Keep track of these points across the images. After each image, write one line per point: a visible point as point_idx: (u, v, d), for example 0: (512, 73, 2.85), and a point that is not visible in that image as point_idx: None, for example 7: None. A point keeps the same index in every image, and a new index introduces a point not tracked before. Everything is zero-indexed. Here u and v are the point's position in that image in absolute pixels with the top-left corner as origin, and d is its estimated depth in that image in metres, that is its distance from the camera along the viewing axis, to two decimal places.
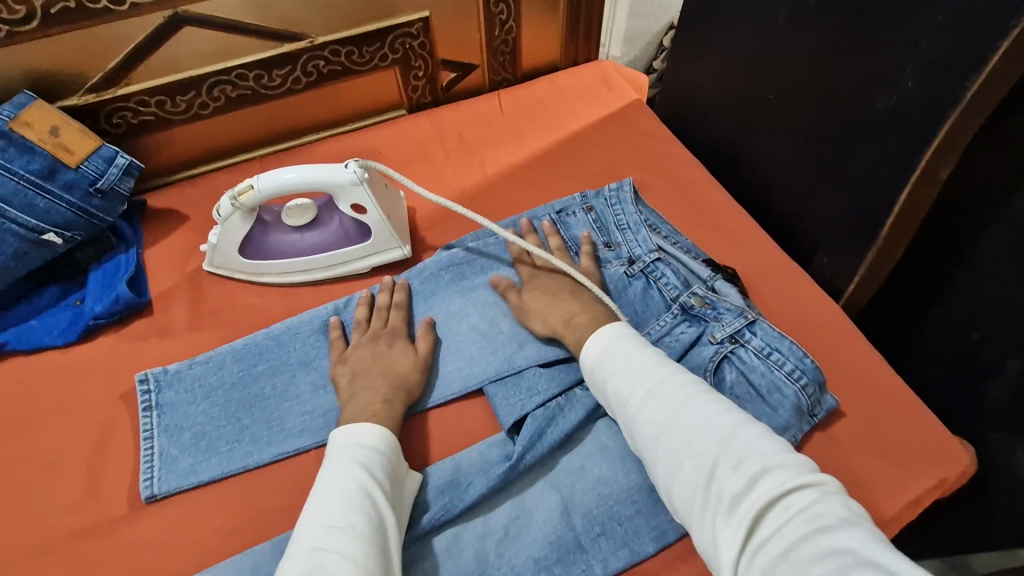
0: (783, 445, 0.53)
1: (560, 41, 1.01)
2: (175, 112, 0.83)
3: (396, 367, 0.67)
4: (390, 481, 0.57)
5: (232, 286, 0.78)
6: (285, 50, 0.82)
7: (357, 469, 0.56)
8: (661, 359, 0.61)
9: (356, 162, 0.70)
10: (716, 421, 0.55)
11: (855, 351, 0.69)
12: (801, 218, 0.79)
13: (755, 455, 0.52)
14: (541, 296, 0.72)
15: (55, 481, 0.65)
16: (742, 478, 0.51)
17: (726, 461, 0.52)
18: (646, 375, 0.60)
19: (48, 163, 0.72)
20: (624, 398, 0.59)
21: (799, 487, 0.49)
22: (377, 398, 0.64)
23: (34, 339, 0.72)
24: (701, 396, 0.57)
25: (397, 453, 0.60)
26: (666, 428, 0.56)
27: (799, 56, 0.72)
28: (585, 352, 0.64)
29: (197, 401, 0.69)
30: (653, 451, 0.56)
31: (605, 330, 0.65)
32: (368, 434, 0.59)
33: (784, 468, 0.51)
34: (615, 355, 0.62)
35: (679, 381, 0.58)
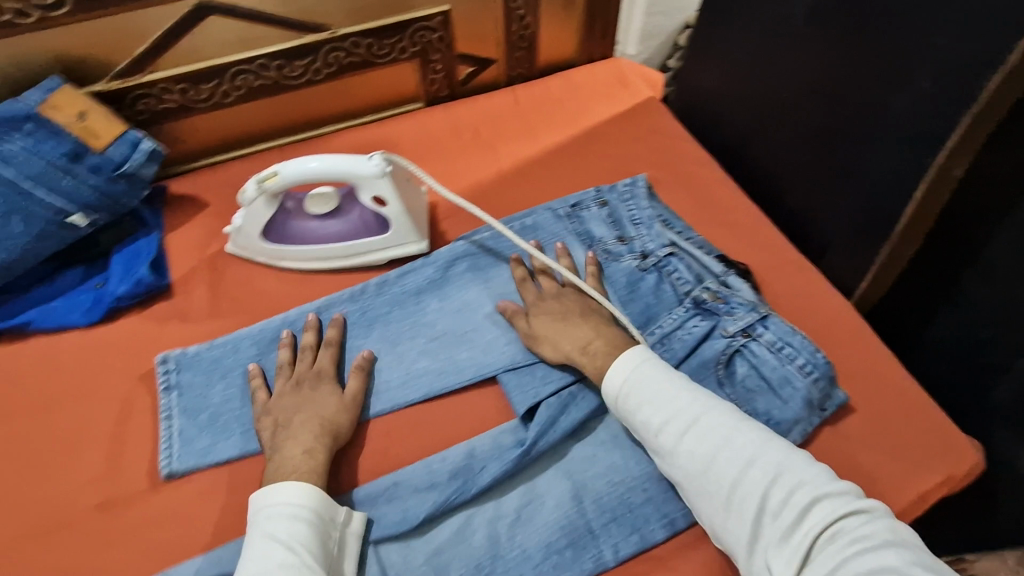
0: (824, 470, 0.55)
1: (576, 38, 1.02)
2: (199, 100, 0.84)
3: (320, 412, 0.64)
4: (319, 542, 0.55)
5: (250, 271, 0.80)
6: (307, 40, 0.84)
7: (279, 544, 0.54)
8: (692, 389, 0.61)
9: (380, 155, 0.71)
10: (758, 451, 0.56)
11: (867, 348, 0.70)
12: (813, 216, 0.80)
13: (802, 484, 0.53)
14: (551, 321, 0.70)
15: (78, 456, 0.66)
16: (793, 510, 0.52)
17: (774, 491, 0.53)
18: (681, 405, 0.59)
19: (75, 147, 0.73)
20: (658, 430, 0.59)
21: (850, 513, 0.52)
22: (299, 449, 0.61)
23: (57, 318, 0.74)
24: (740, 425, 0.58)
25: (326, 507, 0.58)
26: (708, 459, 0.57)
27: (815, 55, 0.73)
28: (610, 382, 0.63)
29: (214, 383, 0.70)
30: (695, 482, 0.57)
31: (628, 359, 0.63)
32: (290, 496, 0.56)
33: (833, 496, 0.53)
34: (643, 385, 0.61)
35: (715, 412, 0.59)
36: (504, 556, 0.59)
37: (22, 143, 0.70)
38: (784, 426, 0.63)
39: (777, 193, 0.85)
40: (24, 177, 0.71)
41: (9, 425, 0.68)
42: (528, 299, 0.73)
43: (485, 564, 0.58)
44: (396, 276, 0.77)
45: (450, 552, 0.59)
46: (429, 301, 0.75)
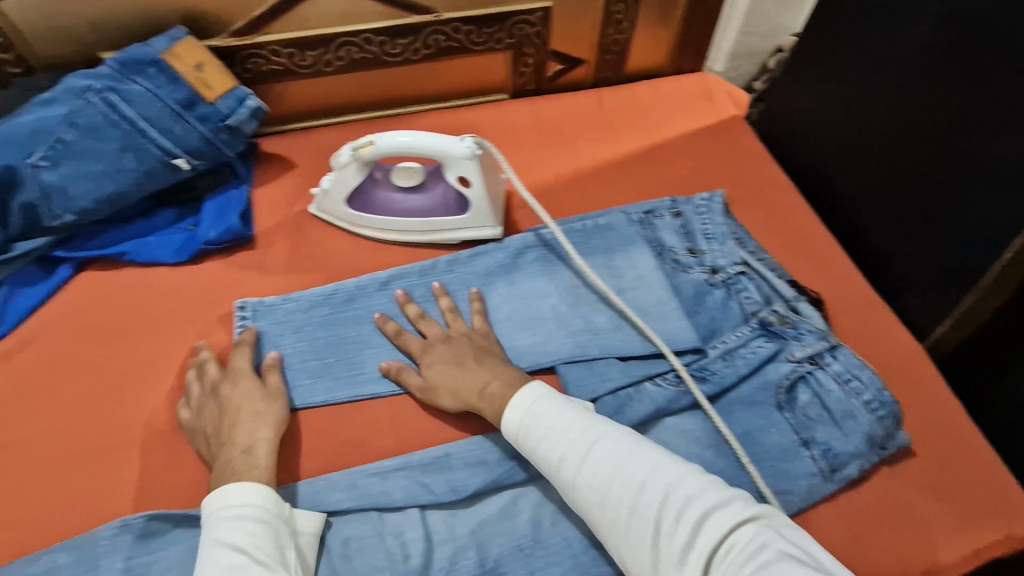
0: (716, 481, 0.53)
1: (668, 49, 1.02)
2: (303, 65, 0.88)
3: (245, 409, 0.64)
4: (272, 541, 0.54)
5: (329, 233, 0.83)
6: (412, 21, 0.87)
7: (227, 546, 0.52)
8: (582, 417, 0.59)
9: (472, 137, 0.74)
10: (652, 472, 0.54)
11: (933, 394, 0.69)
12: (892, 254, 0.78)
13: (694, 499, 0.52)
14: (444, 368, 0.67)
15: (156, 382, 0.70)
16: (687, 529, 0.50)
17: (669, 512, 0.51)
18: (576, 434, 0.58)
19: (190, 95, 0.78)
20: (557, 464, 0.57)
21: (740, 524, 0.50)
22: (237, 451, 0.60)
23: (149, 253, 0.79)
24: (633, 447, 0.56)
25: (273, 502, 0.57)
26: (606, 488, 0.54)
27: (918, 95, 0.72)
28: (507, 420, 0.61)
29: (286, 333, 0.73)
30: (597, 513, 0.54)
31: (521, 394, 0.62)
32: (234, 498, 0.55)
33: (723, 508, 0.51)
34: (538, 417, 0.60)
35: (609, 438, 0.57)
36: (545, 541, 0.60)
37: (145, 85, 0.76)
38: (842, 458, 0.62)
39: (854, 226, 0.83)
40: (142, 117, 0.75)
41: (98, 344, 0.73)
42: (412, 351, 0.70)
43: (525, 545, 0.59)
44: (467, 257, 0.79)
45: (492, 528, 0.60)
46: (497, 286, 0.77)
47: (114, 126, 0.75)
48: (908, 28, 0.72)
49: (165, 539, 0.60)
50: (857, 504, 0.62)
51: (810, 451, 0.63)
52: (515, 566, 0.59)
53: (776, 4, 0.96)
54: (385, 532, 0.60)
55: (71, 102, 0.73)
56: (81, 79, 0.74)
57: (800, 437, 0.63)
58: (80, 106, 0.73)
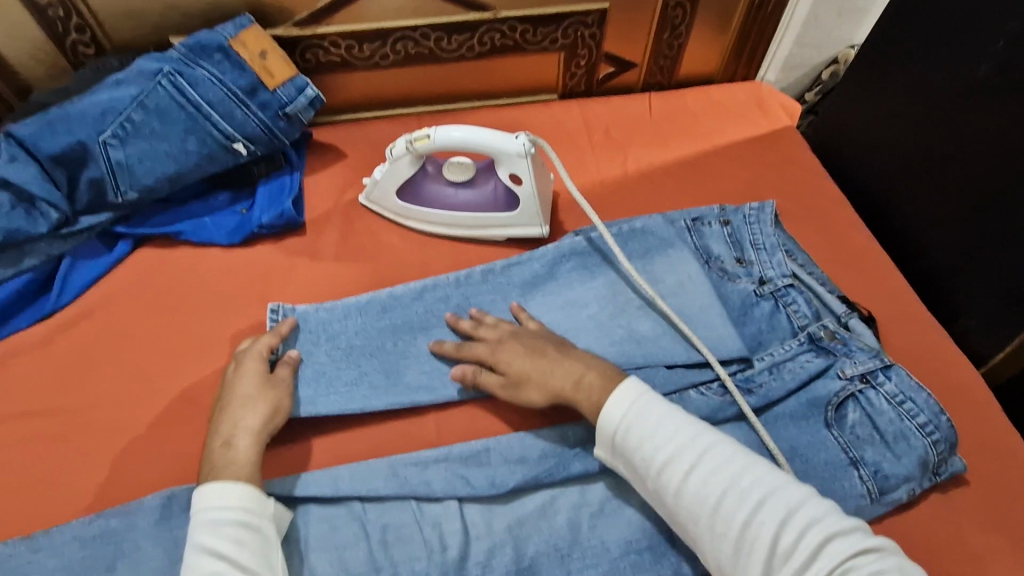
0: (834, 506, 0.53)
1: (721, 56, 1.01)
2: (360, 57, 0.89)
3: (239, 396, 0.63)
4: (251, 544, 0.54)
5: (379, 223, 0.84)
6: (469, 18, 0.87)
7: (205, 553, 0.53)
8: (691, 424, 0.59)
9: (527, 135, 0.74)
10: (766, 488, 0.54)
11: (988, 421, 0.67)
12: (952, 274, 0.76)
13: (815, 522, 0.51)
14: (526, 359, 0.67)
15: (207, 359, 0.72)
16: (805, 550, 0.50)
17: (786, 531, 0.51)
18: (684, 441, 0.57)
19: (252, 82, 0.80)
20: (661, 469, 0.57)
21: (861, 552, 0.49)
22: (217, 442, 0.60)
23: (205, 234, 0.81)
24: (745, 461, 0.56)
25: (252, 503, 0.56)
26: (716, 498, 0.54)
27: (992, 114, 0.69)
28: (607, 418, 0.61)
29: (320, 341, 0.71)
30: (701, 522, 0.54)
31: (625, 394, 0.61)
32: (214, 501, 0.55)
33: (844, 535, 0.50)
34: (644, 420, 0.59)
35: (720, 449, 0.57)
36: (583, 543, 0.60)
37: (211, 71, 0.78)
38: (892, 481, 0.61)
39: (910, 245, 0.81)
40: (206, 101, 0.78)
41: (154, 319, 0.75)
42: (484, 353, 0.68)
43: (563, 546, 0.59)
44: (502, 267, 0.77)
45: (531, 527, 0.61)
46: (533, 296, 0.77)
47: (180, 110, 0.77)
48: (984, 45, 0.69)
49: None
50: (905, 529, 0.61)
51: (858, 471, 0.61)
52: (551, 567, 0.59)
53: (836, 15, 0.95)
54: (423, 524, 0.60)
55: (141, 84, 0.76)
56: (151, 62, 0.77)
57: (849, 456, 0.62)
58: (149, 88, 0.76)
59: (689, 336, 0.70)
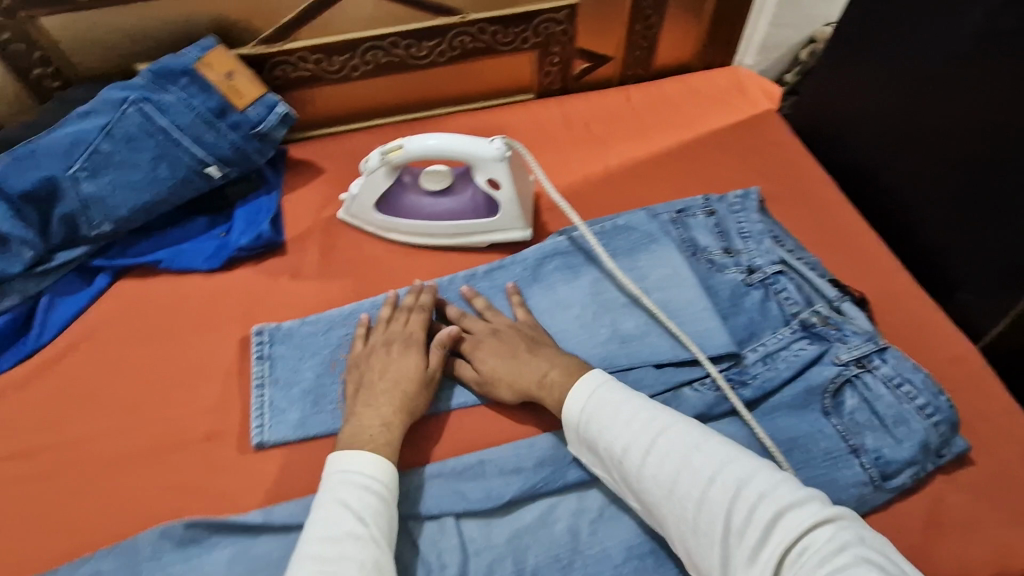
0: (791, 479, 0.50)
1: (697, 43, 1.00)
2: (331, 71, 0.88)
3: (401, 386, 0.65)
4: (386, 517, 0.56)
5: (361, 237, 0.83)
6: (438, 23, 0.86)
7: (347, 512, 0.54)
8: (647, 409, 0.58)
9: (502, 139, 0.73)
10: (720, 466, 0.52)
11: (989, 397, 0.65)
12: (945, 250, 0.74)
13: (766, 496, 0.49)
14: (500, 361, 0.67)
15: (191, 389, 0.71)
16: (756, 526, 0.48)
17: (739, 508, 0.49)
18: (639, 426, 0.57)
19: (220, 104, 0.78)
20: (621, 456, 0.56)
21: (815, 524, 0.46)
22: (377, 420, 0.62)
23: (183, 260, 0.79)
24: (699, 440, 0.55)
25: (392, 485, 0.58)
26: (672, 481, 0.53)
27: (977, 83, 0.68)
28: (569, 411, 0.61)
29: (305, 357, 0.72)
30: (664, 506, 0.53)
31: (583, 384, 0.61)
32: (365, 466, 0.58)
33: (797, 507, 0.48)
34: (601, 410, 0.59)
35: (674, 431, 0.56)
36: (584, 551, 0.58)
37: (178, 95, 0.77)
38: (895, 466, 0.59)
39: (900, 222, 0.80)
40: (175, 126, 0.76)
41: (136, 352, 0.74)
42: (464, 346, 0.69)
43: (564, 555, 0.58)
44: (485, 271, 0.77)
45: (531, 537, 0.59)
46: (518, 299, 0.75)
47: (149, 137, 0.76)
48: (962, 14, 0.68)
49: (204, 545, 0.60)
50: (911, 515, 0.59)
51: (860, 459, 0.60)
52: None
53: None
54: (421, 541, 0.59)
55: (108, 113, 0.75)
56: (117, 91, 0.76)
57: (849, 444, 0.61)
58: (116, 117, 0.75)
59: (675, 331, 0.69)
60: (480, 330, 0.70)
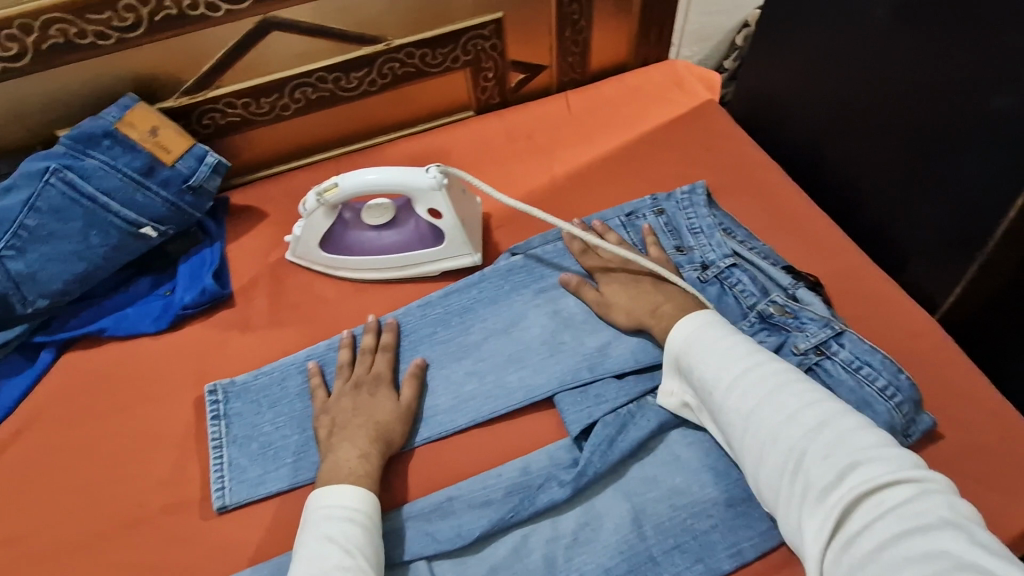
0: (879, 435, 0.50)
1: (631, 41, 0.99)
2: (260, 113, 0.86)
3: (375, 420, 0.64)
4: (373, 546, 0.55)
5: (310, 278, 0.81)
6: (364, 53, 0.85)
7: (334, 545, 0.54)
8: (748, 345, 0.59)
9: (437, 167, 0.72)
10: (807, 410, 0.53)
11: (952, 369, 0.65)
12: (891, 222, 0.73)
13: (848, 446, 0.50)
14: (624, 289, 0.70)
15: (146, 460, 0.68)
16: (833, 470, 0.49)
17: (817, 450, 0.50)
18: (734, 360, 0.58)
19: (148, 161, 0.76)
20: (709, 385, 0.58)
21: (897, 482, 0.47)
22: (353, 453, 0.61)
23: (129, 325, 0.77)
24: (791, 384, 0.55)
25: (376, 514, 0.58)
26: (754, 415, 0.55)
27: (895, 53, 0.67)
28: (670, 338, 0.63)
29: (262, 411, 0.70)
30: (740, 437, 0.55)
31: (690, 317, 0.63)
32: (347, 497, 0.57)
33: (879, 461, 0.48)
34: (699, 340, 0.61)
35: (769, 368, 0.57)
36: None
37: (101, 158, 0.74)
38: None
39: (846, 199, 0.79)
40: (102, 191, 0.74)
41: (86, 428, 0.71)
42: (595, 272, 0.73)
43: None
44: (439, 297, 0.76)
45: (506, 572, 0.58)
46: (475, 322, 0.74)
47: (76, 205, 0.74)
48: None
49: None
50: None
51: None
52: None
53: None
54: None
55: (28, 186, 0.72)
56: (38, 160, 0.73)
57: None
58: (38, 190, 0.72)
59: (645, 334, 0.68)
60: (598, 270, 0.73)
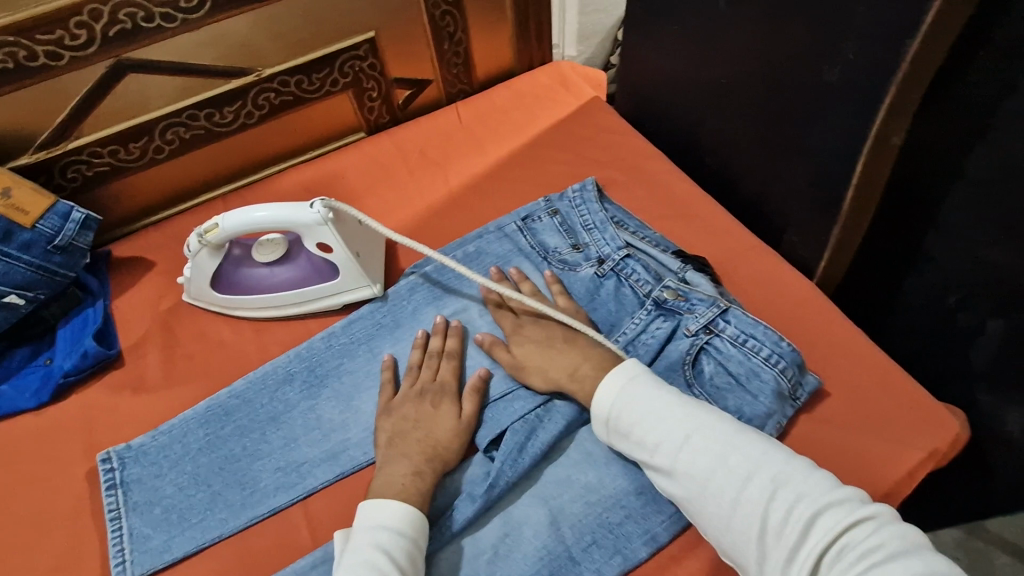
0: (825, 477, 0.52)
1: (513, 47, 1.00)
2: (130, 159, 0.82)
3: (436, 435, 0.62)
4: (415, 567, 0.54)
5: (204, 325, 0.78)
6: (233, 86, 0.82)
7: (379, 559, 0.52)
8: (682, 402, 0.58)
9: (321, 202, 0.69)
10: (757, 467, 0.53)
11: (835, 329, 0.68)
12: (766, 198, 0.77)
13: (803, 498, 0.50)
14: (535, 348, 0.67)
15: (36, 546, 0.63)
16: (796, 527, 0.49)
17: (776, 509, 0.51)
18: (673, 423, 0.57)
19: (3, 225, 0.71)
20: (652, 451, 0.57)
21: (854, 524, 0.49)
22: (407, 469, 0.60)
23: (6, 403, 0.71)
24: (735, 439, 0.55)
25: (424, 534, 0.56)
26: (706, 477, 0.54)
27: (742, 38, 0.70)
28: (598, 404, 0.60)
29: (163, 472, 0.66)
30: (696, 504, 0.54)
31: (613, 376, 0.61)
32: (399, 515, 0.56)
33: (834, 507, 0.50)
34: (632, 404, 0.59)
35: (710, 426, 0.56)
36: None
37: None
38: (756, 422, 0.61)
39: (726, 180, 0.83)
40: None
41: None
42: (506, 328, 0.70)
43: None
44: (342, 327, 0.74)
45: None
46: (382, 347, 0.73)
47: None
48: None
49: None
50: None
51: None
52: None
53: None
54: None
55: None
56: None
57: None
58: None
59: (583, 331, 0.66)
60: (511, 327, 0.70)
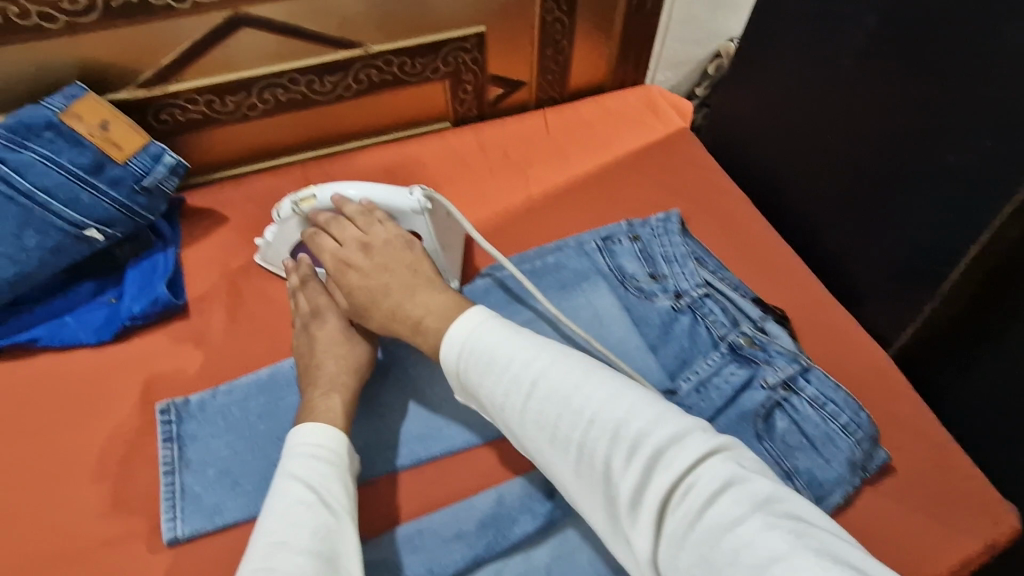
0: (670, 412, 0.51)
1: (610, 63, 1.00)
2: (223, 111, 0.81)
3: (327, 355, 0.65)
4: (337, 481, 0.56)
5: (272, 290, 0.77)
6: (339, 57, 0.81)
7: (296, 480, 0.55)
8: (529, 347, 0.57)
9: (420, 190, 0.70)
10: (598, 408, 0.52)
11: (905, 404, 0.69)
12: (851, 261, 0.77)
13: (645, 437, 0.49)
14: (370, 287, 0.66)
15: (85, 485, 0.63)
16: (636, 469, 0.48)
17: (616, 451, 0.49)
18: (517, 369, 0.56)
19: (97, 158, 0.70)
20: (503, 403, 0.56)
21: (699, 459, 0.48)
22: (316, 397, 0.62)
23: (67, 335, 0.71)
24: (579, 379, 0.54)
25: (344, 452, 0.59)
26: (552, 424, 0.53)
27: (861, 101, 0.70)
28: (445, 356, 0.60)
29: (221, 433, 0.66)
30: (548, 452, 0.53)
31: (455, 327, 0.60)
32: (311, 436, 0.58)
33: (675, 443, 0.48)
34: (477, 352, 0.58)
35: (556, 368, 0.55)
36: None
37: (43, 152, 0.68)
38: (826, 486, 0.62)
39: (809, 235, 0.82)
40: (41, 188, 0.68)
41: (15, 450, 0.64)
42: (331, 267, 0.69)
43: None
44: None
45: None
46: None
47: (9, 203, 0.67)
48: (843, 36, 0.70)
49: None
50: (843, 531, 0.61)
51: (794, 482, 0.61)
52: None
53: (710, 11, 0.96)
54: None
55: None
56: None
57: (784, 468, 0.62)
58: None
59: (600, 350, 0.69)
60: (336, 264, 0.68)
